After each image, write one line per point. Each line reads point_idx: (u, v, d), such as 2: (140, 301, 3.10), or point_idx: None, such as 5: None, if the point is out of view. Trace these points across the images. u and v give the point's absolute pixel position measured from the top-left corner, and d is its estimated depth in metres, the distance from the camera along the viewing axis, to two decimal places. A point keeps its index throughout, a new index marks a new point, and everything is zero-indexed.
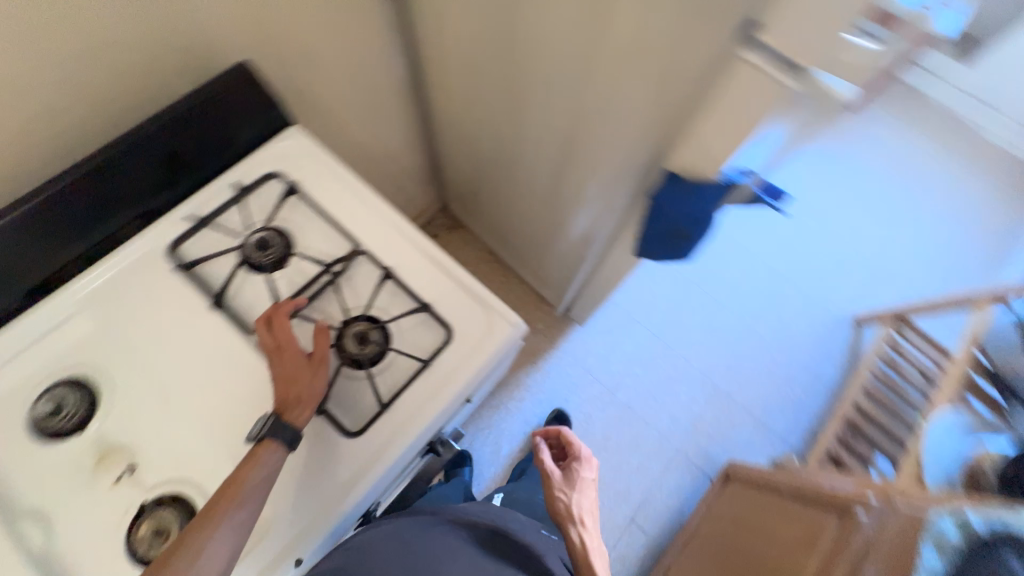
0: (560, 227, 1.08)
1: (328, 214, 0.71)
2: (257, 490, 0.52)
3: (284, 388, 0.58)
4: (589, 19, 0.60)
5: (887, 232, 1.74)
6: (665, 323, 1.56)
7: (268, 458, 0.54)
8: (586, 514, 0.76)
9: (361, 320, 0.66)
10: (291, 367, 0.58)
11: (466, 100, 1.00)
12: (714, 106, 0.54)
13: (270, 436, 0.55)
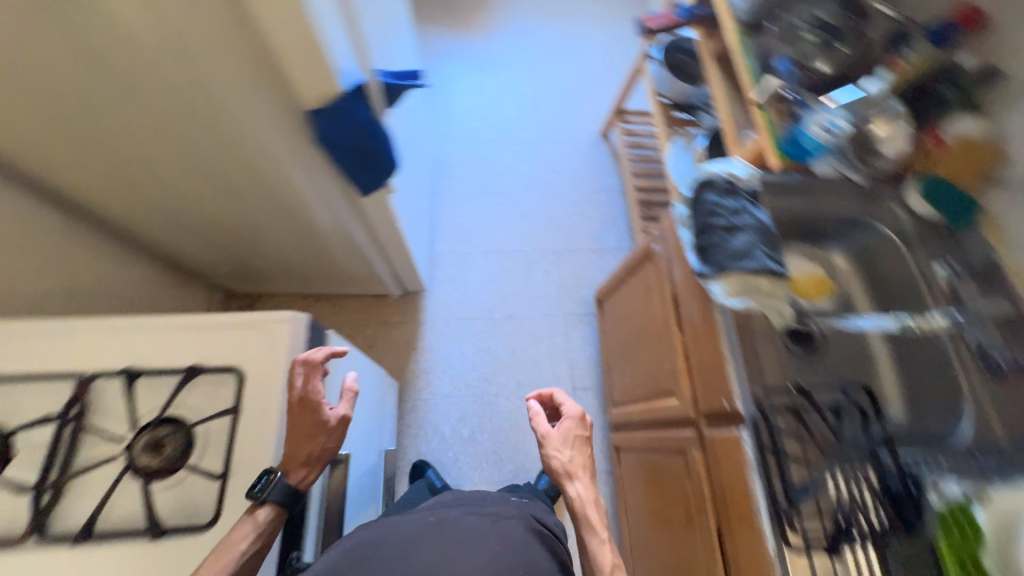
0: (313, 229, 1.08)
1: (13, 377, 0.60)
2: (252, 549, 0.53)
3: (296, 443, 0.59)
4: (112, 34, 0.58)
5: (567, 62, 2.08)
6: (490, 236, 1.73)
7: (275, 521, 0.55)
8: (578, 469, 0.84)
9: (148, 431, 0.59)
10: (315, 429, 0.60)
11: (117, 181, 0.90)
12: (278, 50, 0.59)
13: (274, 500, 0.55)
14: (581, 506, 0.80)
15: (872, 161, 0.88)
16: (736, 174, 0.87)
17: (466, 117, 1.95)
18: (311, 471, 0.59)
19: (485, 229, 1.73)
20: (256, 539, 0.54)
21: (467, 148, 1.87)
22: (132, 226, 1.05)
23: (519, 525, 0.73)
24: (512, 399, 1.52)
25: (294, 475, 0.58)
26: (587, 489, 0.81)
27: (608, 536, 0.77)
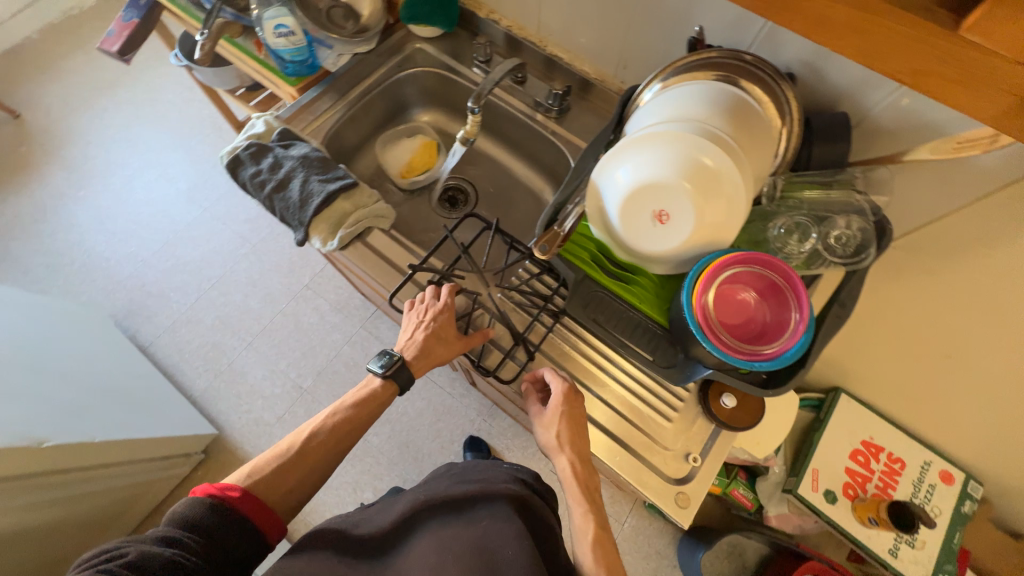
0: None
1: None
2: (355, 422, 0.71)
3: (436, 333, 0.69)
4: None
5: (157, 134, 1.83)
6: (239, 328, 1.57)
7: (386, 392, 0.73)
8: (570, 446, 0.65)
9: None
10: (444, 333, 0.69)
11: None
12: None
13: (396, 378, 0.73)
14: (565, 484, 0.67)
15: (364, 21, 0.87)
16: (256, 134, 0.79)
17: (115, 252, 1.65)
18: (423, 361, 0.71)
19: (229, 328, 1.56)
20: (364, 412, 0.72)
21: (146, 279, 1.62)
22: None
23: (502, 496, 0.71)
24: (381, 429, 1.46)
25: (410, 353, 0.70)
26: (579, 467, 0.66)
27: (592, 509, 0.67)
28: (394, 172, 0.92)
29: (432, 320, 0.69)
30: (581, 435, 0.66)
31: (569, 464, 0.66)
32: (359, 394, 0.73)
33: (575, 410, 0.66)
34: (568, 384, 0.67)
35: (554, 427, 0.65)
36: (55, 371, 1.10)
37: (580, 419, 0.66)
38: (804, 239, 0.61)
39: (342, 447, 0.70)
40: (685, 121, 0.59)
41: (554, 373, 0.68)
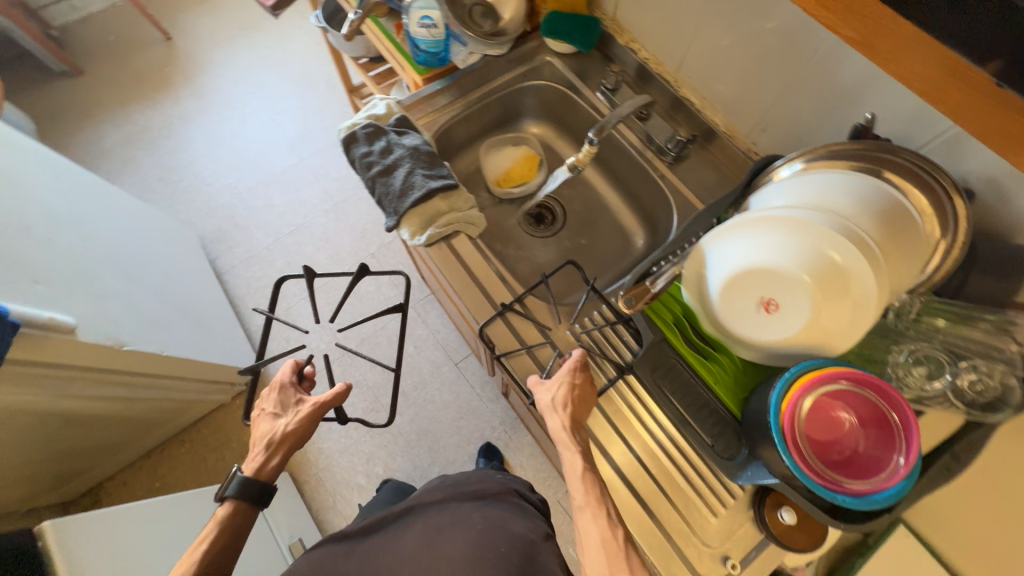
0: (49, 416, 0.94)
1: None
2: (228, 542, 0.64)
3: (287, 416, 0.71)
4: None
5: (279, 82, 1.95)
6: (303, 278, 1.65)
7: (245, 511, 0.67)
8: (558, 407, 0.62)
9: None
10: (288, 414, 0.71)
11: None
12: None
13: (249, 494, 0.66)
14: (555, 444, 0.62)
15: (502, 24, 0.86)
16: (376, 115, 0.81)
17: (218, 182, 1.79)
18: (278, 453, 0.69)
19: (296, 275, 1.66)
20: (232, 532, 0.65)
21: (236, 211, 1.75)
22: None
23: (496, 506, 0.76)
24: (406, 410, 1.49)
25: (261, 458, 0.68)
26: (570, 429, 0.61)
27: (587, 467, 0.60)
28: (491, 177, 0.92)
29: (274, 406, 0.72)
30: (578, 394, 0.63)
31: (557, 429, 0.61)
32: (218, 529, 0.64)
33: (570, 378, 0.64)
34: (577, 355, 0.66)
35: (547, 395, 0.63)
36: (146, 280, 1.21)
37: (573, 390, 0.63)
38: (932, 376, 0.54)
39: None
40: (827, 212, 0.54)
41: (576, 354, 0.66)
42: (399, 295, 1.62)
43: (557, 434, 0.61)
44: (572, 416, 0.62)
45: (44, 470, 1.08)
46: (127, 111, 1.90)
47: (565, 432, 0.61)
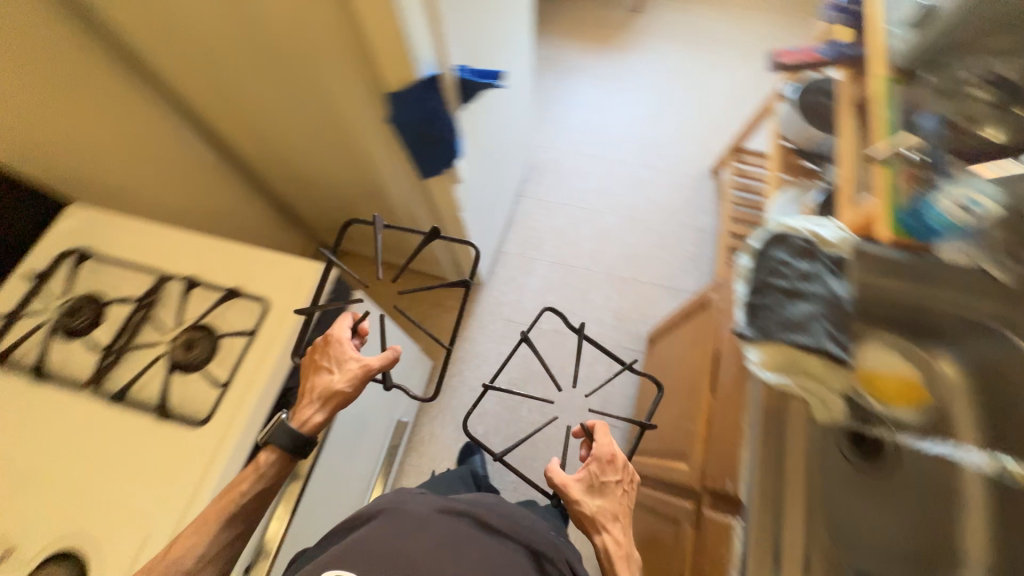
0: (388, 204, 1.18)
1: (134, 270, 0.74)
2: (258, 492, 0.59)
3: (335, 371, 0.63)
4: (273, 28, 0.71)
5: (679, 97, 2.05)
6: (562, 245, 1.76)
7: (282, 461, 0.61)
8: (600, 515, 0.70)
9: (177, 339, 0.69)
10: (332, 369, 0.63)
11: (249, 132, 1.06)
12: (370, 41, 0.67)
13: (286, 445, 0.60)
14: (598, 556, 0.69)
15: None
16: (820, 236, 0.74)
17: (571, 133, 1.98)
18: (326, 410, 0.62)
19: (559, 238, 1.77)
20: (263, 481, 0.59)
21: (566, 159, 1.92)
22: (262, 171, 1.24)
23: None
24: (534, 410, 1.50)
25: (310, 411, 0.62)
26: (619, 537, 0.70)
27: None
28: (861, 372, 0.75)
29: (325, 357, 0.64)
30: (609, 501, 0.71)
31: (598, 528, 0.70)
32: (256, 475, 0.59)
33: (607, 483, 0.72)
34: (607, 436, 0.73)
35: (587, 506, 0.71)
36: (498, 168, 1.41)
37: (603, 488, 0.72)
38: None
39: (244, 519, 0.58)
40: None
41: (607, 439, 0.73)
42: (592, 315, 1.64)
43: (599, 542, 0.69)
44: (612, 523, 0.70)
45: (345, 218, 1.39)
46: (566, 31, 2.20)
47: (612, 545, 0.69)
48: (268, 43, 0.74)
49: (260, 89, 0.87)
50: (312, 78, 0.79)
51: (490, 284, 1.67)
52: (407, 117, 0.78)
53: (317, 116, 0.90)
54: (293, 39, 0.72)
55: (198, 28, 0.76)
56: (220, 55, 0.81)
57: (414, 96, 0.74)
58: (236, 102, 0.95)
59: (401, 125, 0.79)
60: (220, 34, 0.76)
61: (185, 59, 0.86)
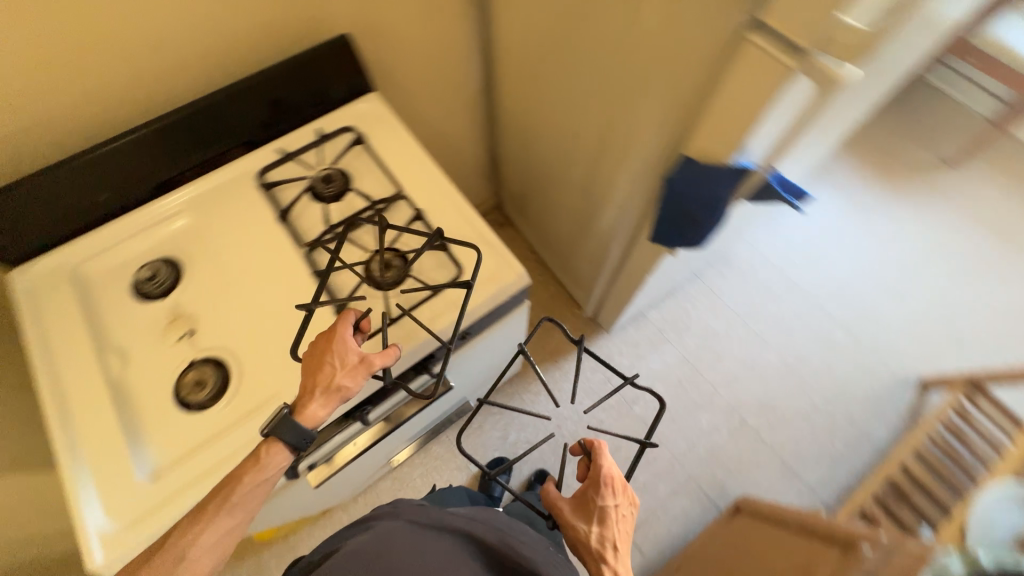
0: (589, 222, 1.15)
1: (386, 173, 0.82)
2: (255, 484, 0.55)
3: (334, 368, 0.55)
4: (629, 38, 0.69)
5: (937, 287, 1.68)
6: (705, 348, 1.59)
7: (281, 452, 0.56)
8: (595, 533, 0.63)
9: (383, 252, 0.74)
10: (335, 361, 0.56)
11: (522, 97, 1.10)
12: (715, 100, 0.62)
13: (285, 435, 0.54)
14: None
15: None
16: None
17: (784, 246, 1.75)
18: (326, 406, 0.55)
19: (707, 341, 1.60)
20: (258, 473, 0.55)
21: (766, 270, 1.71)
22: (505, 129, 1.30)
23: None
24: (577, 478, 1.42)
25: (308, 406, 0.55)
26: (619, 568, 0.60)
27: None
28: None
29: (326, 351, 0.56)
30: (602, 519, 0.63)
31: (592, 541, 0.62)
32: (255, 473, 0.54)
33: (594, 500, 0.65)
34: (600, 451, 0.66)
35: (572, 520, 0.65)
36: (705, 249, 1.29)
37: (596, 507, 0.64)
38: None
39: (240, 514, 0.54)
40: None
41: (599, 455, 0.65)
42: (689, 433, 1.48)
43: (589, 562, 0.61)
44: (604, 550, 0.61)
45: (538, 204, 1.41)
46: (852, 149, 1.92)
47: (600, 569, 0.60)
48: (612, 47, 0.74)
49: (568, 75, 0.88)
50: (624, 94, 0.77)
51: (613, 338, 1.59)
52: (687, 190, 0.72)
53: (595, 123, 0.89)
54: (640, 57, 0.70)
55: (562, 3, 0.78)
56: (558, 30, 0.83)
57: (709, 172, 0.67)
58: (534, 70, 0.99)
59: (672, 189, 0.74)
60: (575, 16, 0.78)
61: (525, 17, 0.90)
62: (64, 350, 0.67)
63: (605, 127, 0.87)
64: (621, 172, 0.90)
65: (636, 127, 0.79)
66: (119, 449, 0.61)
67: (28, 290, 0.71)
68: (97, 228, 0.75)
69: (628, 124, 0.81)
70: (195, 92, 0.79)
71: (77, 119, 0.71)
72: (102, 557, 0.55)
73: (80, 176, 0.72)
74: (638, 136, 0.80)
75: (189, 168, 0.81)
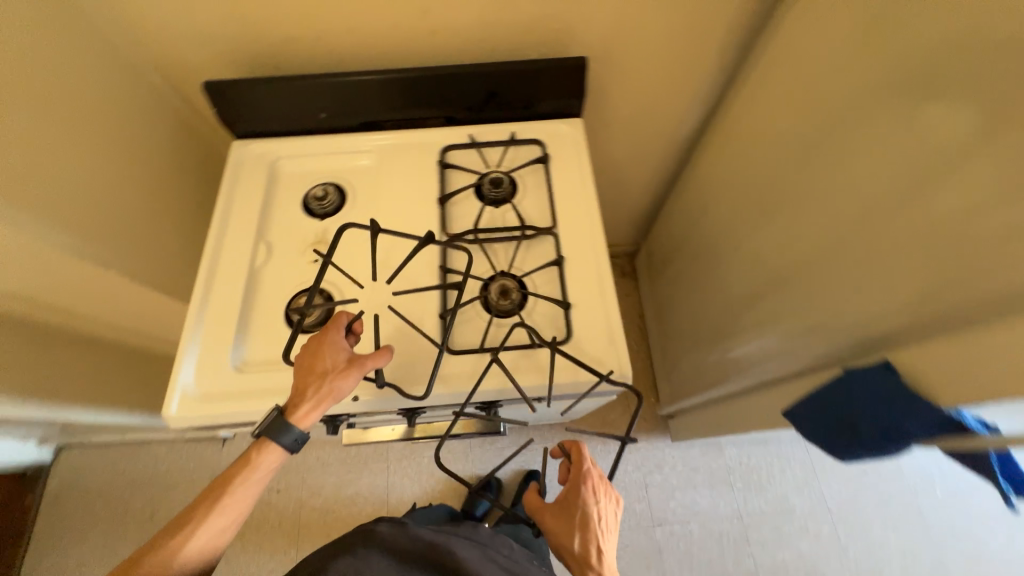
0: (721, 337, 1.02)
1: (550, 202, 0.80)
2: (244, 487, 0.62)
3: (321, 369, 0.60)
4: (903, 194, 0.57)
5: None
6: (770, 520, 1.36)
7: (275, 452, 0.62)
8: (577, 524, 0.73)
9: (505, 278, 0.73)
10: (323, 365, 0.61)
11: (719, 179, 1.00)
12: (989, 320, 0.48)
13: (279, 436, 0.60)
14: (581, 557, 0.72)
15: None
16: None
17: (931, 469, 1.40)
18: (314, 405, 0.60)
19: (776, 514, 1.37)
20: (249, 478, 0.62)
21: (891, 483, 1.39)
22: (681, 196, 1.20)
23: None
24: None
25: (299, 406, 0.60)
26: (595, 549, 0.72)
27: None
28: None
29: (314, 354, 0.61)
30: (577, 510, 0.74)
31: (580, 550, 0.72)
32: (243, 479, 0.62)
33: (573, 494, 0.75)
34: (574, 450, 0.75)
35: (555, 513, 0.75)
36: None
37: (575, 503, 0.74)
38: None
39: (229, 515, 0.62)
40: None
41: (575, 455, 0.75)
42: None
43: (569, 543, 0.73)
44: (579, 532, 0.73)
45: (674, 283, 1.29)
46: None
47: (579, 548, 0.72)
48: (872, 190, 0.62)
49: (792, 188, 0.77)
50: (853, 244, 0.65)
51: (675, 447, 1.44)
52: (868, 405, 0.59)
53: (794, 252, 0.77)
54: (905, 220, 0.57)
55: (838, 115, 0.68)
56: (811, 140, 0.73)
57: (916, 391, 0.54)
58: (751, 161, 0.88)
59: (850, 388, 0.61)
60: (845, 137, 0.67)
61: (775, 107, 0.80)
62: (235, 225, 0.78)
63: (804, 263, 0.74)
64: (795, 316, 0.77)
65: (847, 284, 0.66)
66: (229, 329, 0.70)
67: (239, 161, 0.83)
68: (306, 136, 0.86)
69: (836, 276, 0.68)
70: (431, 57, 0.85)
71: (337, 44, 0.81)
72: (177, 413, 0.63)
73: (313, 93, 0.81)
74: (844, 294, 0.67)
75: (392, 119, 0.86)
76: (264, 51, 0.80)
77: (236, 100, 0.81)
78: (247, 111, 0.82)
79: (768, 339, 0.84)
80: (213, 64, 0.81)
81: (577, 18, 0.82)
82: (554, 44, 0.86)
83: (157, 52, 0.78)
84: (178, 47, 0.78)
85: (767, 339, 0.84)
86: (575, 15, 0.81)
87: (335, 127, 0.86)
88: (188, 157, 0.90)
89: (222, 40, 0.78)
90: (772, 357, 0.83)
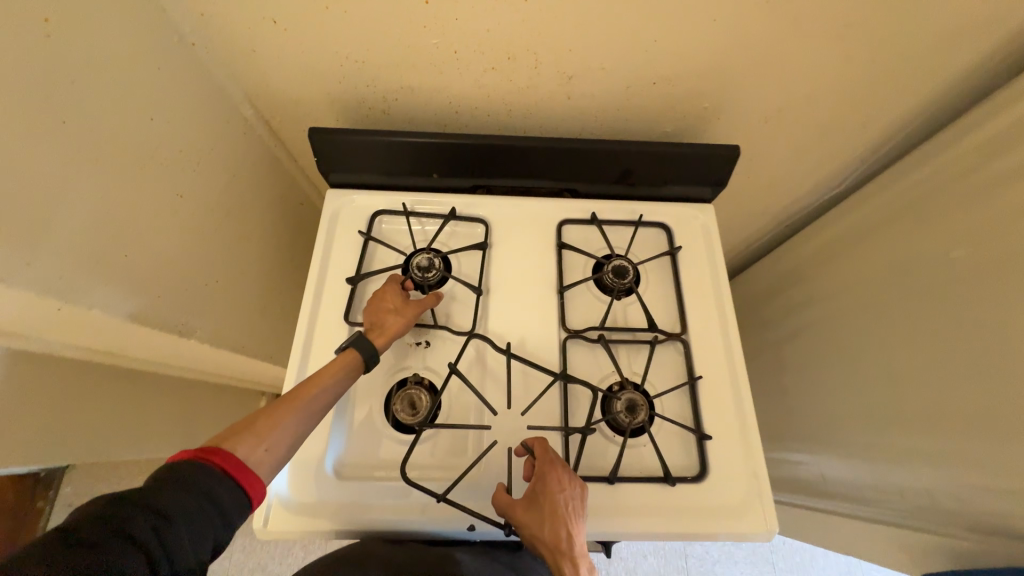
0: (806, 439, 0.95)
1: (681, 301, 0.72)
2: (334, 383, 0.55)
3: (388, 306, 0.64)
4: None
5: None
6: None
7: (350, 359, 0.58)
8: (544, 518, 0.55)
9: (634, 391, 0.65)
10: (388, 303, 0.65)
11: (833, 274, 0.93)
12: None
13: (354, 349, 0.58)
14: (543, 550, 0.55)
15: None
16: None
17: None
18: (384, 333, 0.62)
19: None
20: (336, 375, 0.56)
21: None
22: (768, 275, 1.13)
23: None
24: None
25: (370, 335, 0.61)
26: (564, 541, 0.54)
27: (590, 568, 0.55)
28: None
29: (377, 297, 0.65)
30: (537, 497, 0.56)
31: (551, 539, 0.54)
32: (337, 371, 0.56)
33: (534, 483, 0.57)
34: (539, 440, 0.59)
35: (516, 507, 0.57)
36: None
37: (537, 494, 0.56)
38: None
39: (320, 405, 0.53)
40: None
41: (536, 444, 0.59)
42: None
43: (535, 534, 0.55)
44: (543, 523, 0.55)
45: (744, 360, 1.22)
46: None
47: (546, 541, 0.54)
48: None
49: (946, 315, 0.71)
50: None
51: None
52: None
53: (939, 385, 0.70)
54: None
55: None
56: (986, 271, 0.66)
57: None
58: (887, 269, 0.81)
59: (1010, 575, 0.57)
60: None
61: (940, 222, 0.73)
62: (329, 298, 0.70)
63: (955, 405, 0.68)
64: (934, 459, 0.70)
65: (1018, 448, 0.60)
66: (324, 428, 0.63)
67: (334, 213, 0.75)
68: (410, 193, 0.77)
69: (1002, 433, 0.62)
70: (558, 120, 0.76)
71: (460, 96, 0.72)
72: (269, 524, 0.58)
73: (430, 151, 0.73)
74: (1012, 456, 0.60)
75: (505, 186, 0.78)
76: (377, 94, 0.71)
77: (339, 145, 0.71)
78: (349, 159, 0.73)
79: (884, 466, 0.77)
80: (323, 104, 0.72)
81: (731, 98, 0.74)
82: (693, 121, 0.78)
83: (263, 85, 0.69)
84: (290, 83, 0.69)
85: (884, 466, 0.77)
86: (730, 96, 0.73)
87: (443, 185, 0.77)
88: (271, 195, 0.82)
89: (338, 81, 0.69)
90: (888, 487, 0.77)
